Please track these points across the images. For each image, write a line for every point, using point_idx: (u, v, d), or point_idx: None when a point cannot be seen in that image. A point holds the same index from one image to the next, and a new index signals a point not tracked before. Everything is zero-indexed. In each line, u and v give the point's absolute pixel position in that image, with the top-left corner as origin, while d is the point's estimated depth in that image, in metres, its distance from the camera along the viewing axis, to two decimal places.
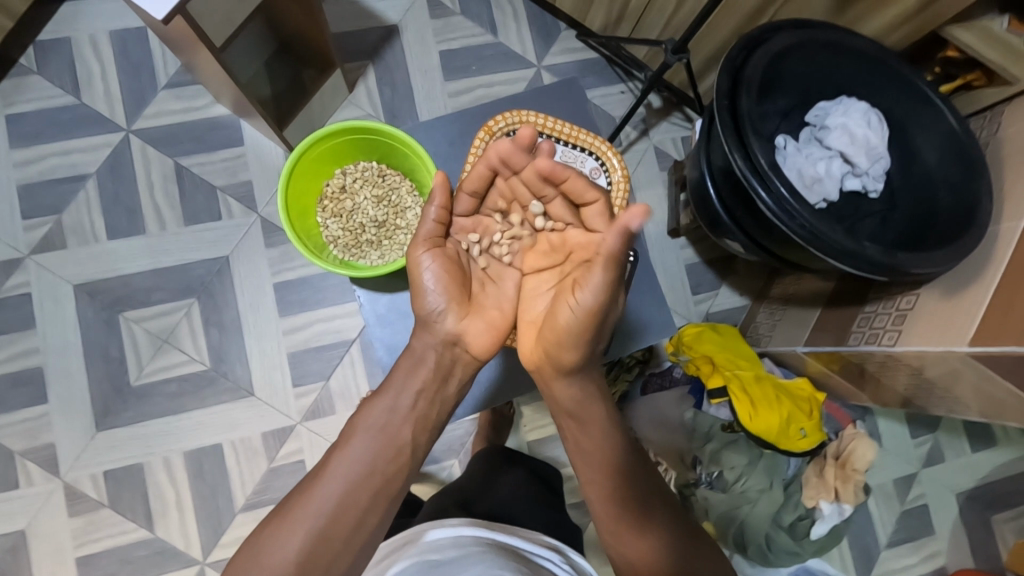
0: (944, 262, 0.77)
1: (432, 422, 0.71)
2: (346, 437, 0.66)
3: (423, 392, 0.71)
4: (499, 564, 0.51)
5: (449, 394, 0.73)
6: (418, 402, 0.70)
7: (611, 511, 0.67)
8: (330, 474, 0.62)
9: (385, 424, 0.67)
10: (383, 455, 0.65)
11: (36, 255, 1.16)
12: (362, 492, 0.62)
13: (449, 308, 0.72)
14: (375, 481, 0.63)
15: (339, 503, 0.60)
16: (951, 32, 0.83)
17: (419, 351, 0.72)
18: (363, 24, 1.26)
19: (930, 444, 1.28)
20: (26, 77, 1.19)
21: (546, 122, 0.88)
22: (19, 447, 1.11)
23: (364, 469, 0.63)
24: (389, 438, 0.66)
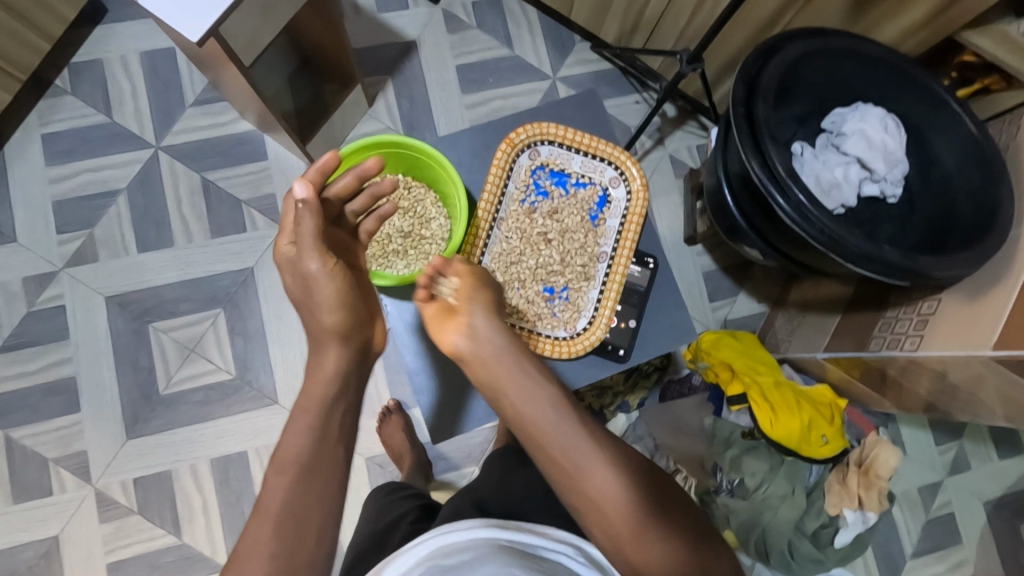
0: (964, 265, 0.77)
1: (344, 437, 0.60)
2: (283, 433, 0.57)
3: (326, 410, 0.59)
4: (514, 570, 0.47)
5: (344, 404, 0.61)
6: (328, 427, 0.58)
7: (618, 516, 0.58)
8: (273, 483, 0.53)
9: (303, 456, 0.55)
10: (310, 488, 0.54)
11: (69, 268, 1.20)
12: (315, 496, 0.53)
13: (351, 317, 0.65)
14: (310, 514, 0.53)
15: (276, 550, 0.50)
16: (968, 37, 0.84)
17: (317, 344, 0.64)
18: (383, 40, 1.30)
19: (955, 452, 1.26)
20: (60, 97, 1.23)
21: (566, 133, 0.90)
22: (52, 455, 1.15)
23: (292, 508, 0.52)
24: (314, 471, 0.55)
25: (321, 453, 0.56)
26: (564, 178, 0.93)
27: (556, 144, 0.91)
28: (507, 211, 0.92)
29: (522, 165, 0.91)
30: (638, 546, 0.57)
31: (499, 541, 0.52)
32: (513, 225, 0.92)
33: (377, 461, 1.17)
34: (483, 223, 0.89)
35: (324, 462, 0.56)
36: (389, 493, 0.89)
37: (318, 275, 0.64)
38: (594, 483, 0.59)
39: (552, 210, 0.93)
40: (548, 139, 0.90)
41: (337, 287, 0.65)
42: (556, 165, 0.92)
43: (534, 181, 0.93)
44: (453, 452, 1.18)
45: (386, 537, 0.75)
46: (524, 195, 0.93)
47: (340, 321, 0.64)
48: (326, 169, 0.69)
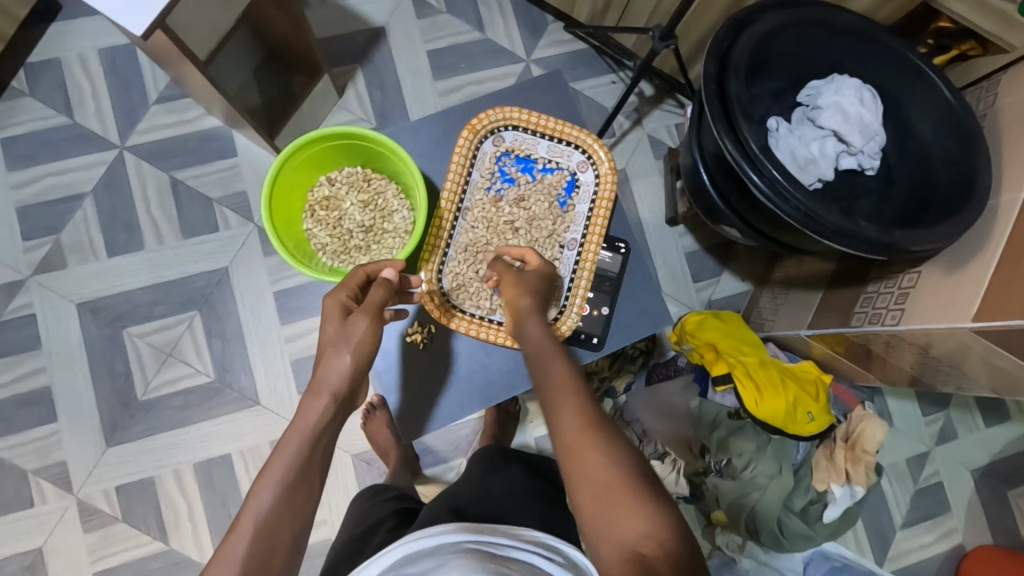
0: (943, 237, 0.75)
1: (323, 460, 0.61)
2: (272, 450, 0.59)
3: (310, 430, 0.61)
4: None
5: (332, 430, 0.63)
6: (312, 445, 0.60)
7: (599, 469, 0.53)
8: (262, 491, 0.55)
9: (284, 475, 0.57)
10: (288, 508, 0.55)
11: (37, 275, 1.17)
12: (295, 514, 0.55)
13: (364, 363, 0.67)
14: (287, 535, 0.54)
15: (249, 570, 0.51)
16: (942, 3, 0.81)
17: (320, 384, 0.64)
18: (350, 28, 1.26)
19: (942, 421, 1.27)
20: (18, 99, 1.19)
21: (530, 118, 0.88)
22: (31, 466, 1.13)
23: (270, 525, 0.54)
24: (294, 494, 0.56)
25: (308, 479, 0.58)
26: (531, 164, 0.92)
27: (520, 129, 0.89)
28: (473, 200, 0.90)
29: (486, 152, 0.89)
30: (615, 515, 0.51)
31: (468, 544, 0.50)
32: (479, 214, 0.91)
33: (363, 458, 1.16)
34: (446, 213, 0.88)
35: (307, 489, 0.58)
36: (369, 498, 0.88)
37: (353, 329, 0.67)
38: (576, 441, 0.56)
39: (518, 197, 0.92)
40: (511, 124, 0.88)
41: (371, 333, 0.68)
42: (521, 151, 0.90)
43: (499, 168, 0.91)
44: (440, 446, 1.17)
45: (363, 546, 0.74)
46: (490, 182, 0.91)
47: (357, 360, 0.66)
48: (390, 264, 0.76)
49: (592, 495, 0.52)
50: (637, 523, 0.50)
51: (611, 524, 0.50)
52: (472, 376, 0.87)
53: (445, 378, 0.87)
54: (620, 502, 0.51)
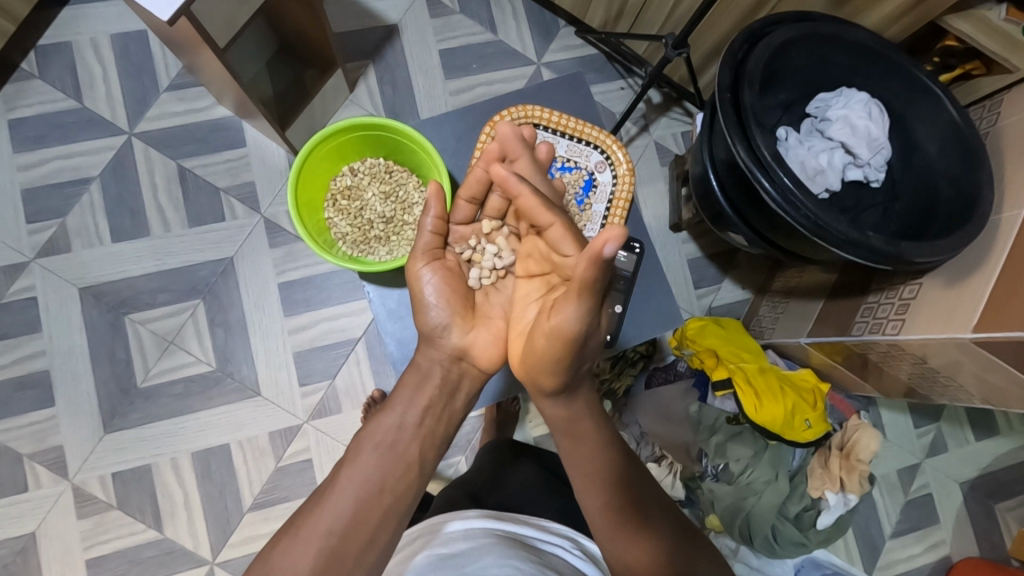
0: (947, 250, 0.77)
1: (422, 466, 0.67)
2: (355, 448, 0.66)
3: (403, 439, 0.67)
4: (513, 559, 0.52)
5: (430, 439, 0.69)
6: (405, 451, 0.66)
7: (611, 512, 0.64)
8: (348, 482, 0.62)
9: (375, 471, 0.63)
10: (369, 501, 0.61)
11: (40, 258, 1.16)
12: (377, 508, 0.61)
13: (453, 322, 0.72)
14: (372, 524, 0.60)
15: (333, 547, 0.58)
16: (949, 21, 0.84)
17: (425, 367, 0.71)
18: (363, 24, 1.27)
19: (934, 434, 1.29)
20: (28, 81, 1.19)
21: (552, 116, 0.89)
22: (27, 450, 1.12)
23: (356, 515, 0.60)
24: (381, 494, 0.62)
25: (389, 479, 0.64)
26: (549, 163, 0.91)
27: (542, 127, 0.90)
28: None
29: None
30: (629, 545, 0.63)
31: (498, 531, 0.58)
32: None
33: None
34: None
35: (388, 487, 0.63)
36: None
37: (422, 283, 0.73)
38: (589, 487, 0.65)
39: None
40: (533, 122, 0.89)
41: (440, 286, 0.72)
42: None
43: None
44: None
45: None
46: None
47: (444, 315, 0.72)
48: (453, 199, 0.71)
49: (609, 530, 0.63)
50: (646, 552, 0.63)
51: (620, 550, 0.64)
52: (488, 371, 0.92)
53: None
54: (629, 539, 0.64)
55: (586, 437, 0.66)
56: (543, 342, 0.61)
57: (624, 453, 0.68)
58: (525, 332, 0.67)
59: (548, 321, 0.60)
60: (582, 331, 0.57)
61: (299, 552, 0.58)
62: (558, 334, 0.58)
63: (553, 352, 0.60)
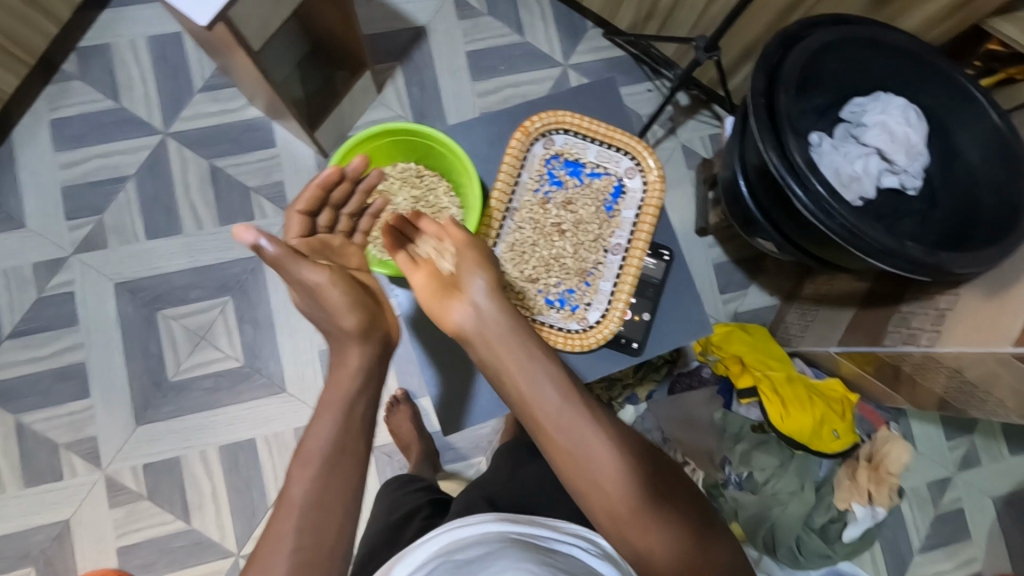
0: (990, 261, 0.75)
1: (363, 429, 0.61)
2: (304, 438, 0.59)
3: (343, 409, 0.61)
4: (527, 561, 0.48)
5: (367, 396, 0.64)
6: (347, 420, 0.60)
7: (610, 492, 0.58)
8: (298, 481, 0.55)
9: (322, 452, 0.57)
10: (330, 491, 0.55)
11: (79, 254, 1.20)
12: (339, 499, 0.56)
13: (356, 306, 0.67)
14: (335, 508, 0.55)
15: (300, 545, 0.52)
16: (993, 24, 0.82)
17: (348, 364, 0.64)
18: (392, 26, 1.28)
19: (966, 448, 1.26)
20: (69, 82, 1.23)
21: (582, 122, 0.89)
22: (64, 439, 1.15)
23: (315, 505, 0.54)
24: (334, 474, 0.57)
25: (342, 464, 0.57)
26: (579, 169, 0.92)
27: (571, 133, 0.90)
28: (521, 201, 0.91)
29: (536, 154, 0.90)
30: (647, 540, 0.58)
31: (512, 535, 0.53)
32: (526, 216, 0.91)
33: (384, 450, 1.17)
34: (496, 213, 0.88)
35: (343, 474, 0.57)
36: (400, 487, 0.90)
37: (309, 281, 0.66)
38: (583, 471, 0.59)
39: (565, 200, 0.92)
40: (563, 128, 0.89)
41: (344, 290, 0.66)
42: (571, 155, 0.91)
43: (547, 171, 0.91)
44: (461, 443, 1.18)
45: (397, 534, 0.77)
46: (538, 184, 0.91)
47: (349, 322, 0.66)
48: (325, 183, 0.76)
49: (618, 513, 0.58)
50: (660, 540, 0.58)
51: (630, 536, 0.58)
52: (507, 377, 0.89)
53: (469, 369, 0.88)
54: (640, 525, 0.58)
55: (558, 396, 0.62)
56: (476, 284, 0.67)
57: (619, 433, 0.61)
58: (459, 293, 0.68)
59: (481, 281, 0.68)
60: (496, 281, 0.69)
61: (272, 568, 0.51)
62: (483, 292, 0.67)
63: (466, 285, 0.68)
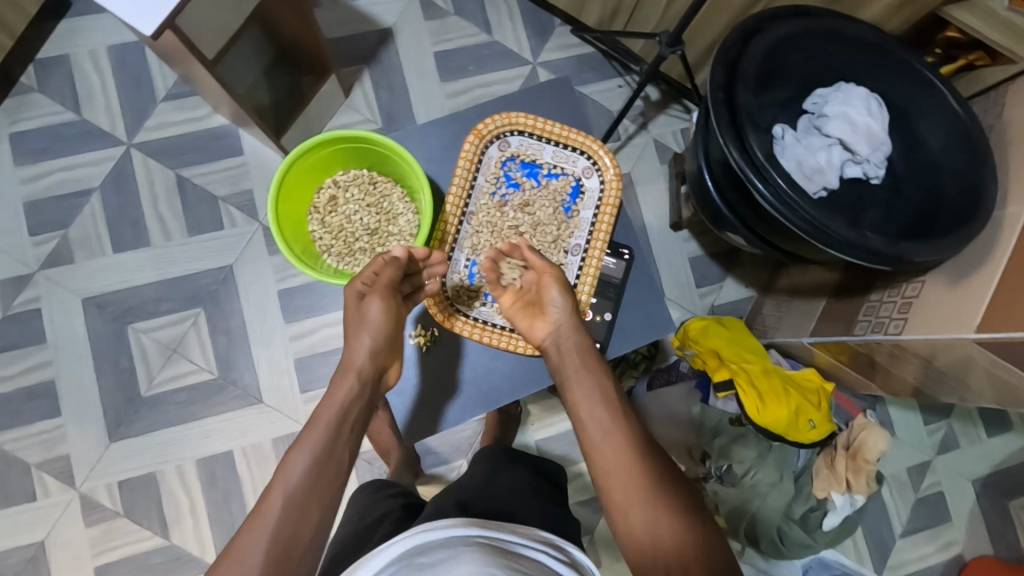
0: (949, 249, 0.75)
1: (347, 454, 0.65)
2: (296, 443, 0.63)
3: (335, 428, 0.65)
4: (492, 565, 0.47)
5: (355, 426, 0.68)
6: (337, 437, 0.64)
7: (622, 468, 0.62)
8: (284, 478, 0.59)
9: (310, 461, 0.61)
10: (314, 495, 0.58)
11: (44, 270, 1.17)
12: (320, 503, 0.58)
13: (385, 346, 0.75)
14: (318, 507, 0.58)
15: (277, 545, 0.54)
16: (951, 13, 0.81)
17: (346, 372, 0.71)
18: (358, 29, 1.27)
19: (944, 431, 1.27)
20: (28, 95, 1.20)
21: (537, 123, 0.88)
22: (35, 459, 1.13)
23: (296, 506, 0.57)
24: (318, 485, 0.59)
25: (329, 470, 0.61)
26: (536, 169, 0.92)
27: (526, 134, 0.89)
28: (478, 205, 0.91)
29: (492, 157, 0.90)
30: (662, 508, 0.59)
31: (477, 539, 0.52)
32: (483, 219, 0.91)
33: (364, 457, 1.16)
34: (451, 218, 0.88)
35: (328, 478, 0.60)
36: (373, 492, 0.89)
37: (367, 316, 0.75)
38: (596, 447, 0.65)
39: (522, 203, 0.92)
40: (517, 129, 0.89)
41: (387, 327, 0.75)
42: (527, 157, 0.91)
43: (504, 173, 0.91)
44: (441, 447, 1.18)
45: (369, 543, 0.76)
46: (495, 187, 0.91)
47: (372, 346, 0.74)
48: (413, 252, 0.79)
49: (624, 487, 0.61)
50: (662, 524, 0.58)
51: (633, 518, 0.59)
52: (474, 381, 0.87)
53: (438, 373, 0.87)
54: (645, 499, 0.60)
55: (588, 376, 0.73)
56: (553, 293, 0.79)
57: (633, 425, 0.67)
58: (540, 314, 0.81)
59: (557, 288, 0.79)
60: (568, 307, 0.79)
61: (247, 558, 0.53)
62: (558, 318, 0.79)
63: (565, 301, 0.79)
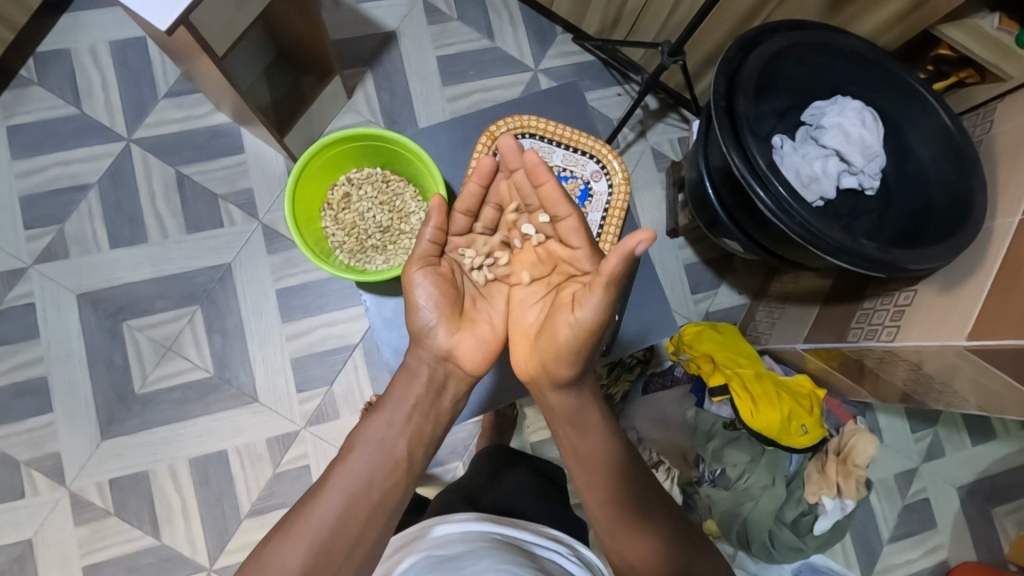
0: (937, 258, 0.78)
1: (416, 471, 0.65)
2: (357, 442, 0.65)
3: (399, 440, 0.65)
4: (511, 561, 0.49)
5: (426, 441, 0.68)
6: (400, 446, 0.65)
7: (607, 505, 0.66)
8: (340, 478, 0.61)
9: (368, 469, 0.62)
10: (372, 501, 0.61)
11: (38, 265, 1.16)
12: (377, 511, 0.60)
13: (441, 322, 0.71)
14: (378, 513, 0.60)
15: (328, 542, 0.57)
16: (943, 31, 0.83)
17: (412, 367, 0.70)
18: (361, 31, 1.28)
19: (931, 439, 1.29)
20: (26, 88, 1.19)
21: (547, 126, 0.90)
22: (24, 457, 1.12)
23: (350, 507, 0.59)
24: (379, 494, 0.61)
25: (389, 478, 0.63)
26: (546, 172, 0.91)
27: (537, 137, 0.90)
28: None
29: None
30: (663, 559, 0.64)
31: (495, 535, 0.55)
32: None
33: None
34: None
35: (387, 488, 0.62)
36: None
37: (415, 287, 0.72)
38: (593, 492, 0.66)
39: None
40: (529, 132, 0.90)
41: (440, 298, 0.71)
42: None
43: None
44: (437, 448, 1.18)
45: None
46: None
47: (435, 315, 0.71)
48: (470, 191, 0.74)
49: (608, 523, 0.66)
50: (648, 550, 0.64)
51: (623, 545, 0.65)
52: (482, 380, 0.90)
53: None
54: (632, 535, 0.65)
55: (584, 419, 0.68)
56: (566, 330, 0.63)
57: (621, 454, 0.67)
58: (531, 333, 0.70)
59: (573, 309, 0.63)
60: (597, 326, 0.61)
61: (298, 547, 0.57)
62: (583, 325, 0.61)
63: (562, 372, 0.65)
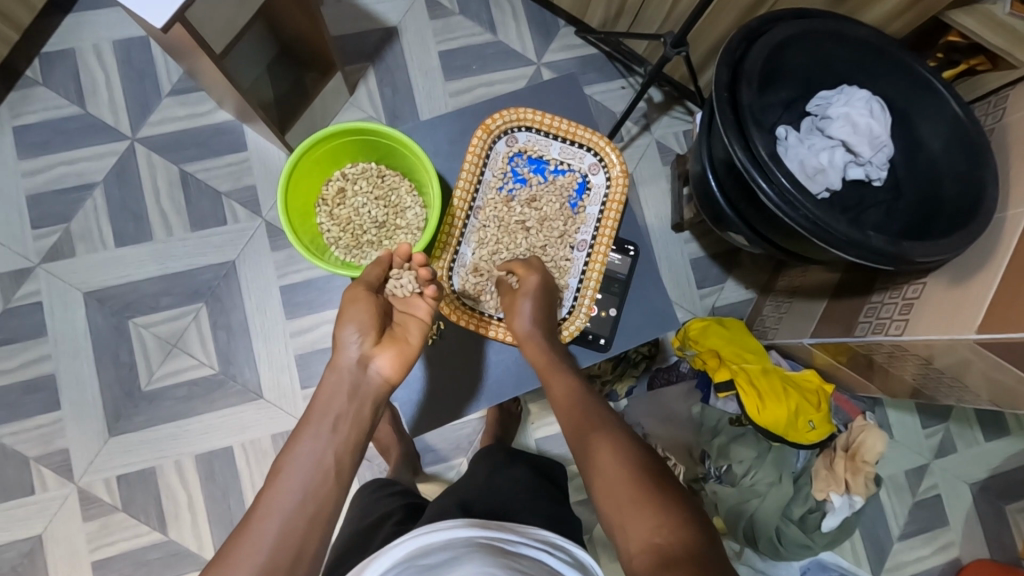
0: (949, 249, 0.76)
1: (347, 477, 0.63)
2: (283, 463, 0.61)
3: (326, 453, 0.62)
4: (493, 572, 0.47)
5: (352, 446, 0.65)
6: (325, 458, 0.62)
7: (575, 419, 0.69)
8: (269, 504, 0.57)
9: (300, 488, 0.59)
10: (306, 521, 0.57)
11: (45, 263, 1.17)
12: (312, 526, 0.57)
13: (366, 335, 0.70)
14: (315, 530, 0.57)
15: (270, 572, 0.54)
16: (952, 17, 0.82)
17: (333, 380, 0.68)
18: (363, 26, 1.27)
19: (942, 435, 1.27)
20: (32, 88, 1.20)
21: (544, 119, 0.89)
22: (33, 453, 1.13)
23: (283, 536, 0.56)
24: (312, 512, 0.58)
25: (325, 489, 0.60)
26: (543, 165, 0.93)
27: (533, 130, 0.90)
28: (484, 199, 0.91)
29: (499, 152, 0.90)
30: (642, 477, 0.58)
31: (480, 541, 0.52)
32: (490, 213, 0.91)
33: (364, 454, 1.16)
34: (458, 211, 0.88)
35: (321, 500, 0.59)
36: (377, 489, 0.91)
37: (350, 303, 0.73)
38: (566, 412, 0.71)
39: (530, 198, 0.92)
40: (525, 125, 0.89)
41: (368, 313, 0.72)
42: (534, 152, 0.91)
43: (511, 168, 0.92)
44: (441, 444, 1.18)
45: (368, 541, 0.76)
46: (502, 181, 0.92)
47: (356, 334, 0.70)
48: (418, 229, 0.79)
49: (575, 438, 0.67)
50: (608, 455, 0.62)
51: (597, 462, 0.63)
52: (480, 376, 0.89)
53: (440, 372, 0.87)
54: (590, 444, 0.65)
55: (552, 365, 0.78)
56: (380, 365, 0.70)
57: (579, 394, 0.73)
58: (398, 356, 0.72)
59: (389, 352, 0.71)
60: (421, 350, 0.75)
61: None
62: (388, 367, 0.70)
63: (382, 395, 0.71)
